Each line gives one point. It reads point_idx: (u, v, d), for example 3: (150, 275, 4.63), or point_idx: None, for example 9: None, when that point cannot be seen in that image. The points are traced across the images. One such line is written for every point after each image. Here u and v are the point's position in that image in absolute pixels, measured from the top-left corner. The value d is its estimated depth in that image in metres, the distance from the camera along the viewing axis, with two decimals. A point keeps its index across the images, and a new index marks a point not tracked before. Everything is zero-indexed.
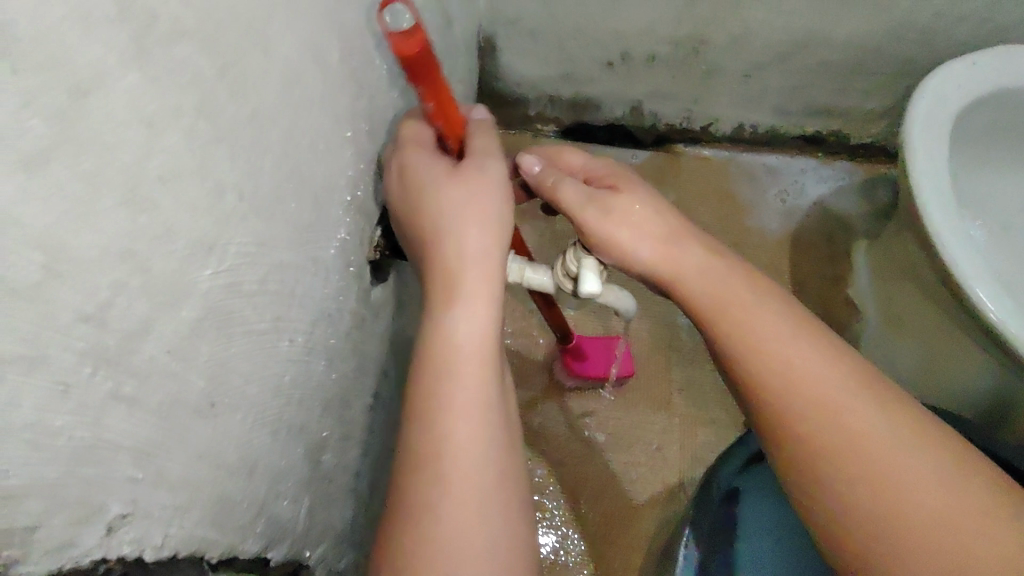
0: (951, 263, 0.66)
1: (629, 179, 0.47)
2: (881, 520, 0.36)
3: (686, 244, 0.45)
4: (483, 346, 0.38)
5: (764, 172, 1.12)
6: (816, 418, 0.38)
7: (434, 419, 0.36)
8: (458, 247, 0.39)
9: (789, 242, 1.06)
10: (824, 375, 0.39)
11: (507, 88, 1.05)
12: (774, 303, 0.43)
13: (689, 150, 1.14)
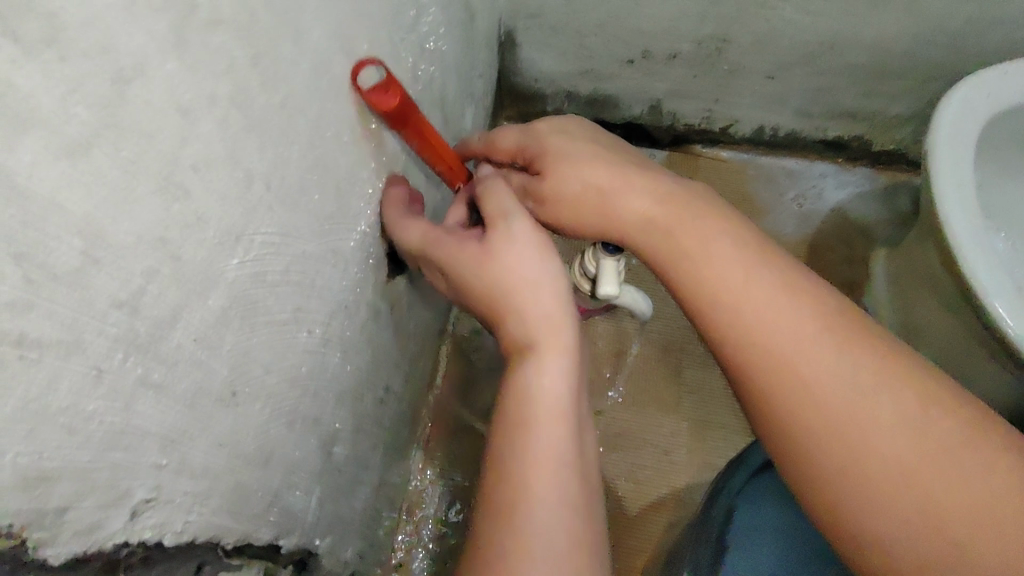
0: (971, 275, 0.66)
1: (559, 147, 0.45)
2: (904, 523, 0.33)
3: (626, 201, 0.43)
4: (562, 404, 0.38)
5: (782, 176, 1.11)
6: (816, 430, 0.35)
7: (516, 478, 0.36)
8: (534, 307, 0.39)
9: (805, 248, 1.05)
10: (826, 368, 0.36)
11: (525, 83, 1.05)
12: (739, 263, 0.39)
13: (706, 150, 1.13)
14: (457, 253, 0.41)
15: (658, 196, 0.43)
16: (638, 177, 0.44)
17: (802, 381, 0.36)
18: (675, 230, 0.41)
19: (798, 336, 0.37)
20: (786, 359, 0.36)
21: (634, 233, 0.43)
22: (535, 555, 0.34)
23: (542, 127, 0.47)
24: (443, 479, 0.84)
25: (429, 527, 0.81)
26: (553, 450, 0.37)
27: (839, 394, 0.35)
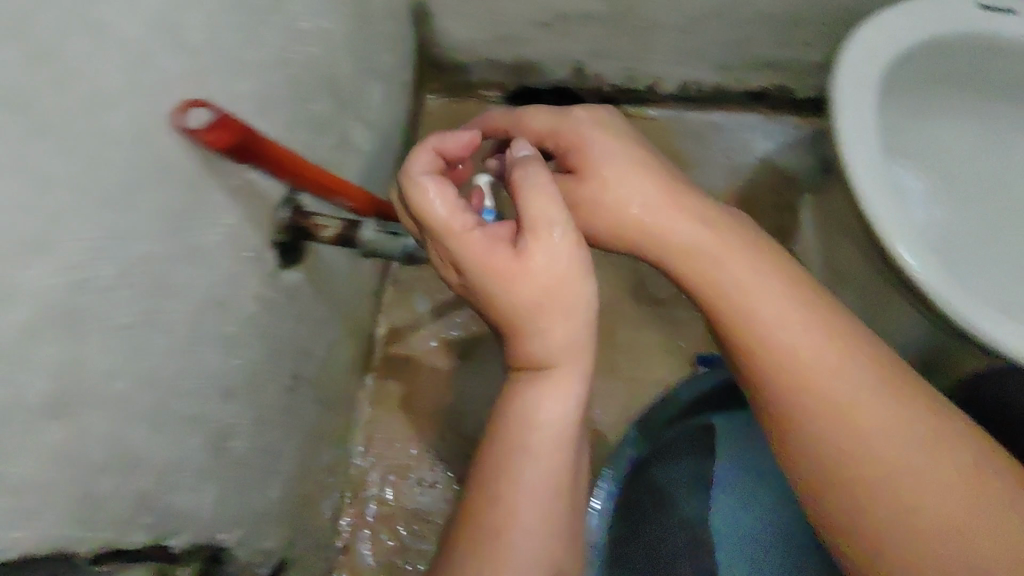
0: (874, 220, 0.67)
1: (589, 153, 0.47)
2: (886, 514, 0.39)
3: (675, 221, 0.46)
4: (559, 425, 0.45)
5: (709, 130, 1.11)
6: (827, 431, 0.41)
7: (507, 477, 0.44)
8: (545, 341, 0.43)
9: (735, 200, 1.06)
10: (839, 374, 0.42)
11: (445, 53, 1.03)
12: (780, 297, 0.44)
13: (634, 110, 1.13)
14: (488, 258, 0.41)
15: (705, 224, 0.46)
16: (687, 202, 0.47)
17: (822, 394, 0.42)
18: (719, 252, 0.45)
19: (828, 359, 0.42)
20: (817, 378, 0.42)
21: (675, 258, 0.46)
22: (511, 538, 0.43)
23: (579, 115, 0.49)
24: (382, 459, 0.85)
25: (372, 507, 0.82)
26: (546, 468, 0.44)
27: (859, 409, 0.41)
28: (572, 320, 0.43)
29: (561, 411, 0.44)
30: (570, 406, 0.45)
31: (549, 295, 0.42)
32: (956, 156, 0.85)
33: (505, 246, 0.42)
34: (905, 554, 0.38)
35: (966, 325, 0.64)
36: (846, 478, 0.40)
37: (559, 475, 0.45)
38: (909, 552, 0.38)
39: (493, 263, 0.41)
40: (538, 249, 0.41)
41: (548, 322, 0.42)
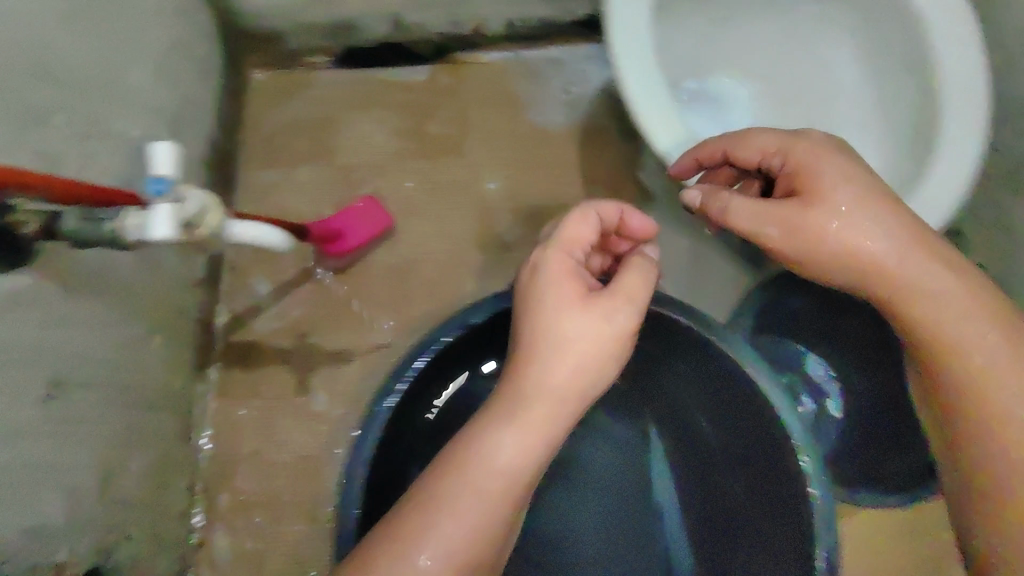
0: (647, 131, 0.69)
1: (819, 182, 0.57)
2: (992, 446, 0.52)
3: (874, 221, 0.55)
4: (516, 469, 0.48)
5: (547, 66, 1.06)
6: (964, 385, 0.54)
7: (449, 489, 0.47)
8: (539, 382, 0.50)
9: (578, 133, 1.02)
10: (978, 341, 0.54)
11: (253, 22, 0.97)
12: (936, 275, 0.55)
13: (469, 56, 1.07)
14: (562, 303, 0.51)
15: (895, 243, 0.55)
16: (865, 207, 0.55)
17: (956, 353, 0.54)
18: (848, 234, 0.55)
19: (995, 359, 0.53)
20: (954, 342, 0.54)
21: (863, 269, 0.56)
22: (420, 549, 0.45)
23: (809, 140, 0.58)
24: (231, 447, 0.83)
25: (225, 498, 0.81)
26: (486, 494, 0.47)
27: (988, 369, 0.53)
28: (579, 371, 0.50)
29: (518, 456, 0.48)
30: (527, 456, 0.48)
31: (580, 345, 0.50)
32: (739, 56, 0.90)
33: (575, 292, 0.52)
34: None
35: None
36: (976, 414, 0.53)
37: (492, 521, 0.47)
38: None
39: (557, 289, 0.52)
40: (598, 303, 0.52)
41: (559, 369, 0.50)
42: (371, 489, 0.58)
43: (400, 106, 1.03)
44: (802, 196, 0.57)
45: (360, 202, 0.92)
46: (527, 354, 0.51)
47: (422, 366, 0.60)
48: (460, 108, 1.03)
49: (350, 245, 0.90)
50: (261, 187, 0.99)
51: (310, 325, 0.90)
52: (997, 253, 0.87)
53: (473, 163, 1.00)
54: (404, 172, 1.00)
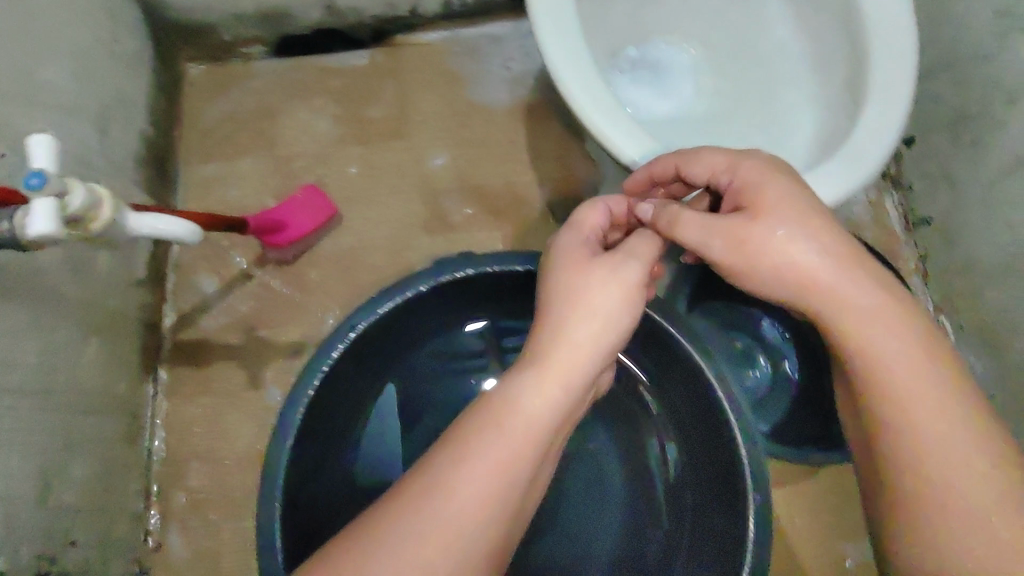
0: (572, 103, 0.67)
1: (763, 200, 0.51)
2: (914, 506, 0.45)
3: (813, 245, 0.49)
4: (544, 415, 0.49)
5: (486, 44, 1.04)
6: (894, 434, 0.46)
7: (477, 435, 0.47)
8: (561, 336, 0.52)
9: (522, 110, 1.01)
10: (919, 392, 0.46)
11: (181, 15, 0.94)
12: (876, 314, 0.48)
13: (408, 38, 1.05)
14: (573, 269, 0.55)
15: (831, 264, 0.49)
16: (805, 226, 0.50)
17: (894, 398, 0.46)
18: (780, 248, 0.50)
19: (934, 415, 0.45)
20: (901, 391, 0.46)
21: (796, 291, 0.50)
22: (449, 492, 0.45)
23: (756, 160, 0.53)
24: (183, 446, 0.83)
25: (180, 498, 0.80)
26: (515, 440, 0.47)
27: (932, 444, 0.45)
28: (594, 326, 0.53)
29: (543, 404, 0.49)
30: (550, 405, 0.50)
31: (595, 301, 0.53)
32: (670, 24, 0.89)
33: (585, 257, 0.56)
34: (946, 549, 0.43)
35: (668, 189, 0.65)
36: (902, 469, 0.46)
37: (519, 468, 0.47)
38: (947, 548, 0.43)
39: (575, 254, 0.56)
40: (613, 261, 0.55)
41: (575, 325, 0.53)
42: (296, 473, 0.58)
43: (338, 91, 1.02)
44: (746, 211, 0.52)
45: (300, 193, 0.91)
46: (549, 316, 0.54)
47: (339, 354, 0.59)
48: (400, 90, 1.02)
49: (295, 235, 0.89)
50: (202, 182, 0.97)
51: (258, 320, 0.89)
52: (942, 206, 0.87)
53: (417, 146, 0.99)
54: (348, 158, 0.98)
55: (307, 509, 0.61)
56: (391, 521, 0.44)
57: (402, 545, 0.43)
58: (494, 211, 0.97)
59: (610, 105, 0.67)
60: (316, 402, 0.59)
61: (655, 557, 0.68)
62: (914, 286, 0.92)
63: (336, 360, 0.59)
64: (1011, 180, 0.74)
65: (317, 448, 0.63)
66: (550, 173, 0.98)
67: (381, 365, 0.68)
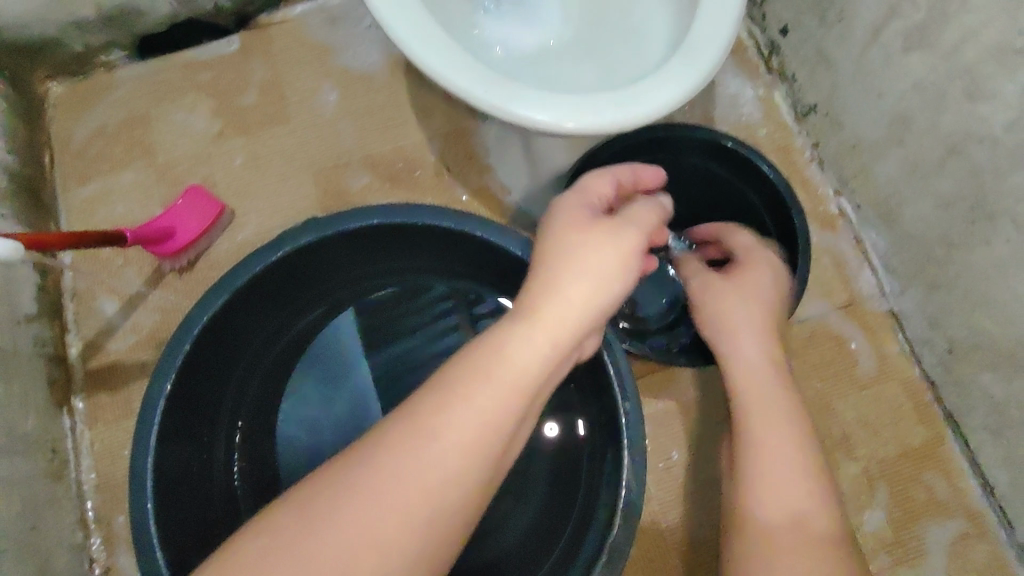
0: (411, 55, 0.64)
1: (752, 269, 0.68)
2: (738, 505, 0.56)
3: (746, 314, 0.64)
4: (535, 373, 0.45)
5: (351, 6, 1.00)
6: (743, 447, 0.58)
7: (471, 383, 0.43)
8: (558, 290, 0.48)
9: (398, 68, 0.98)
10: (769, 424, 0.57)
11: (17, 33, 0.89)
12: (761, 369, 0.61)
13: (274, 17, 1.01)
14: (572, 223, 0.52)
15: (754, 329, 0.63)
16: (743, 300, 0.65)
17: (747, 421, 0.58)
18: (708, 303, 0.67)
19: (775, 444, 0.56)
20: (755, 416, 0.58)
21: (715, 337, 0.65)
22: (433, 440, 0.41)
23: (764, 255, 0.69)
24: (114, 470, 0.82)
25: (120, 521, 0.80)
26: (504, 401, 0.43)
27: (773, 457, 0.55)
28: (590, 288, 0.49)
29: (533, 358, 0.45)
30: (543, 360, 0.46)
31: (589, 258, 0.49)
32: None
33: (580, 215, 0.52)
34: (746, 535, 0.54)
35: (517, 122, 0.63)
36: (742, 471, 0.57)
37: (507, 424, 0.43)
38: (747, 534, 0.54)
39: (568, 215, 0.53)
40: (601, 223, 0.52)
41: (570, 279, 0.49)
42: (171, 470, 0.58)
43: (207, 84, 0.98)
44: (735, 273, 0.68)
45: (183, 196, 0.87)
46: (544, 269, 0.50)
47: (191, 348, 0.58)
48: (271, 72, 0.98)
49: (183, 240, 0.85)
50: (84, 202, 0.94)
51: (164, 332, 0.86)
52: (824, 89, 0.86)
53: (300, 126, 0.96)
54: (230, 151, 0.95)
55: (203, 504, 0.63)
56: (373, 463, 0.40)
57: (381, 489, 0.39)
58: (389, 178, 0.94)
59: (447, 48, 0.65)
60: (176, 398, 0.58)
61: (564, 482, 0.72)
62: (812, 175, 0.91)
63: (188, 353, 0.58)
64: (875, 50, 0.74)
65: (196, 444, 0.63)
66: (438, 128, 0.96)
67: (256, 350, 0.69)
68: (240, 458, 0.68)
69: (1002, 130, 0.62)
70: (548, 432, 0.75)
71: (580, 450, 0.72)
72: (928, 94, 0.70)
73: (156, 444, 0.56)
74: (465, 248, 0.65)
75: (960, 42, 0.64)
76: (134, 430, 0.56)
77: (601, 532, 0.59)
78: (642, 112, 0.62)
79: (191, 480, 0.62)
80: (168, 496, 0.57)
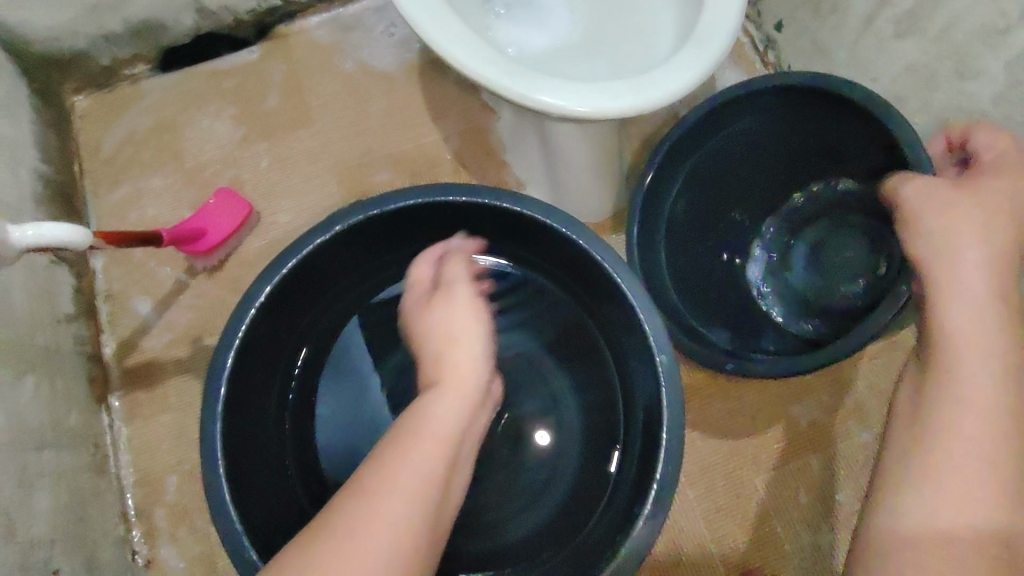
0: (440, 50, 0.69)
1: (991, 184, 0.55)
2: (900, 483, 0.46)
3: (977, 229, 0.53)
4: (450, 424, 0.52)
5: (367, 15, 1.05)
6: (932, 413, 0.47)
7: (395, 444, 0.49)
8: (448, 362, 0.57)
9: (412, 71, 1.02)
10: (974, 393, 0.46)
11: (49, 47, 0.92)
12: (980, 316, 0.48)
13: (292, 27, 1.05)
14: (423, 318, 0.61)
15: (987, 257, 0.51)
16: (978, 214, 0.53)
17: (948, 385, 0.47)
18: (932, 217, 0.55)
19: (971, 422, 0.45)
20: (952, 376, 0.47)
21: (927, 257, 0.54)
22: (377, 490, 0.45)
23: (1009, 163, 0.57)
24: (154, 463, 0.84)
25: (160, 514, 0.82)
26: (428, 446, 0.49)
27: (962, 429, 0.45)
28: (460, 347, 0.58)
29: (445, 413, 0.52)
30: (454, 417, 0.52)
31: (452, 325, 0.60)
32: None
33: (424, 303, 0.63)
34: (905, 523, 0.44)
35: (543, 108, 0.68)
36: (920, 440, 0.47)
37: (439, 468, 0.48)
38: (907, 524, 0.44)
39: (415, 309, 0.63)
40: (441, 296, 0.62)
41: (452, 349, 0.58)
42: (235, 440, 0.61)
43: (230, 92, 1.01)
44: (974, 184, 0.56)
45: (214, 197, 0.90)
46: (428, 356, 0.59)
47: (253, 318, 0.61)
48: (290, 79, 1.02)
49: (215, 240, 0.88)
50: (114, 207, 0.97)
51: (198, 328, 0.89)
52: None
53: (322, 129, 1.00)
54: (256, 154, 0.99)
55: (263, 478, 0.65)
56: (330, 525, 0.44)
57: (342, 543, 0.42)
58: (410, 175, 0.99)
59: (472, 43, 0.69)
60: (237, 369, 0.61)
61: (598, 454, 0.74)
62: None
63: (248, 326, 0.61)
64: (869, 37, 0.79)
65: (254, 420, 0.66)
66: (454, 127, 1.00)
67: (302, 331, 0.72)
68: (290, 438, 0.71)
69: (992, 104, 0.67)
70: (542, 441, 0.77)
71: (614, 407, 0.74)
72: (921, 75, 0.75)
73: (223, 411, 0.59)
74: (502, 223, 0.69)
75: (947, 25, 0.69)
76: (202, 399, 0.59)
77: (641, 491, 0.62)
78: (660, 96, 0.66)
79: (251, 455, 0.65)
80: (234, 464, 0.60)
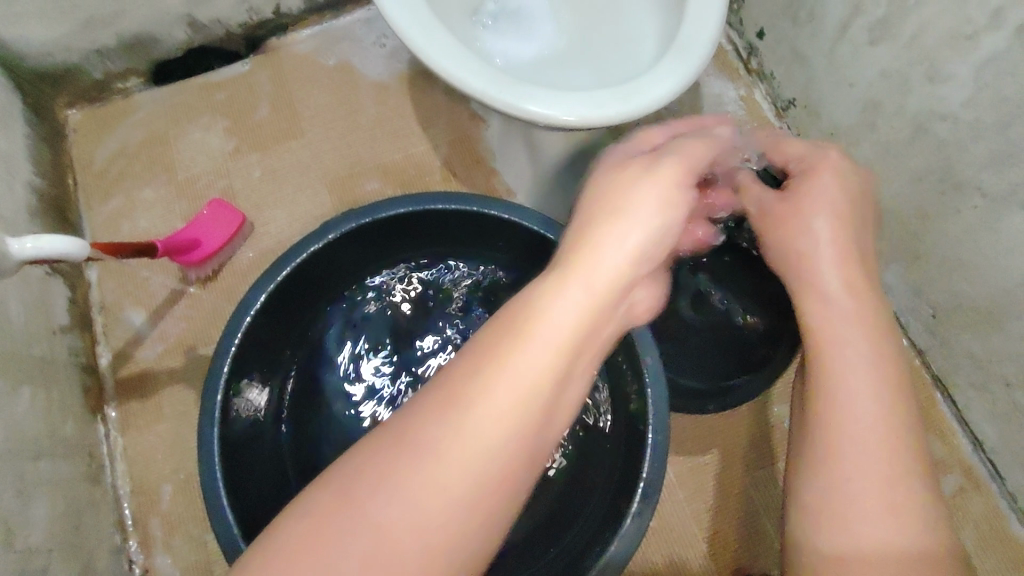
0: (428, 59, 0.70)
1: (815, 176, 0.58)
2: (822, 492, 0.44)
3: (812, 229, 0.54)
4: (572, 331, 0.39)
5: (358, 27, 1.07)
6: (824, 415, 0.46)
7: (509, 335, 0.38)
8: (591, 255, 0.42)
9: (401, 82, 1.04)
10: (853, 393, 0.45)
11: (43, 62, 0.94)
12: (832, 305, 0.49)
13: (284, 40, 1.07)
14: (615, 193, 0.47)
15: (830, 243, 0.53)
16: (811, 210, 0.56)
17: (833, 387, 0.46)
18: (778, 227, 0.58)
19: (864, 407, 0.44)
20: (834, 370, 0.46)
21: (783, 263, 0.56)
22: (473, 410, 0.35)
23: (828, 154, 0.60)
24: (149, 471, 0.84)
25: (156, 522, 0.82)
26: (546, 351, 0.37)
27: (854, 420, 0.44)
28: (613, 232, 0.44)
29: (563, 319, 0.38)
30: (572, 312, 0.39)
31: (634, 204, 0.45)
32: None
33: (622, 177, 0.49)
34: (827, 536, 0.42)
35: (529, 117, 0.69)
36: (820, 442, 0.45)
37: (546, 378, 0.37)
38: (828, 535, 0.42)
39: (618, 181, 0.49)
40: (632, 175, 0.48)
41: (603, 234, 0.43)
42: (231, 443, 0.62)
43: (222, 104, 1.03)
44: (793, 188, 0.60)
45: (207, 208, 0.91)
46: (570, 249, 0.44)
47: (251, 321, 0.62)
48: (281, 91, 1.03)
49: (208, 250, 0.89)
50: (108, 219, 0.98)
51: (192, 338, 0.90)
52: (800, 84, 0.93)
53: (313, 140, 1.01)
54: (247, 165, 1.00)
55: (259, 482, 0.66)
56: (399, 440, 0.34)
57: (410, 464, 0.33)
58: (400, 185, 1.00)
59: (462, 54, 0.71)
60: (235, 372, 0.62)
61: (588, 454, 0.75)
62: None
63: (245, 329, 0.62)
64: (844, 44, 0.82)
65: (250, 424, 0.67)
66: (443, 137, 1.02)
67: (297, 337, 0.73)
68: (286, 444, 0.72)
69: (961, 107, 0.69)
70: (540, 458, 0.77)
71: (602, 407, 0.75)
72: (894, 80, 0.77)
73: (221, 415, 0.60)
74: (489, 229, 0.70)
75: (917, 32, 0.71)
76: (201, 401, 0.60)
77: (630, 485, 0.63)
78: (643, 104, 0.68)
79: (247, 459, 0.65)
80: (230, 467, 0.61)
